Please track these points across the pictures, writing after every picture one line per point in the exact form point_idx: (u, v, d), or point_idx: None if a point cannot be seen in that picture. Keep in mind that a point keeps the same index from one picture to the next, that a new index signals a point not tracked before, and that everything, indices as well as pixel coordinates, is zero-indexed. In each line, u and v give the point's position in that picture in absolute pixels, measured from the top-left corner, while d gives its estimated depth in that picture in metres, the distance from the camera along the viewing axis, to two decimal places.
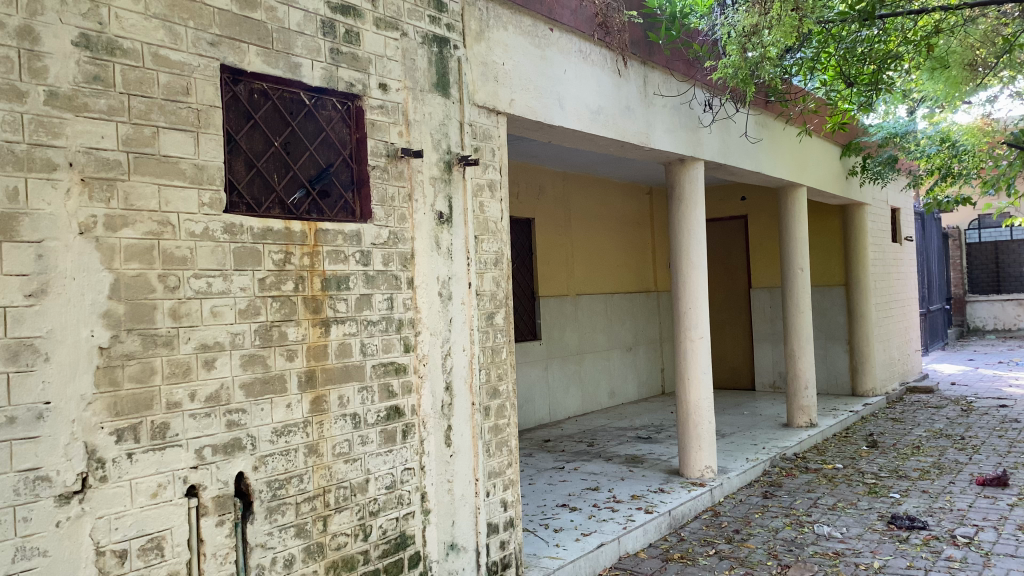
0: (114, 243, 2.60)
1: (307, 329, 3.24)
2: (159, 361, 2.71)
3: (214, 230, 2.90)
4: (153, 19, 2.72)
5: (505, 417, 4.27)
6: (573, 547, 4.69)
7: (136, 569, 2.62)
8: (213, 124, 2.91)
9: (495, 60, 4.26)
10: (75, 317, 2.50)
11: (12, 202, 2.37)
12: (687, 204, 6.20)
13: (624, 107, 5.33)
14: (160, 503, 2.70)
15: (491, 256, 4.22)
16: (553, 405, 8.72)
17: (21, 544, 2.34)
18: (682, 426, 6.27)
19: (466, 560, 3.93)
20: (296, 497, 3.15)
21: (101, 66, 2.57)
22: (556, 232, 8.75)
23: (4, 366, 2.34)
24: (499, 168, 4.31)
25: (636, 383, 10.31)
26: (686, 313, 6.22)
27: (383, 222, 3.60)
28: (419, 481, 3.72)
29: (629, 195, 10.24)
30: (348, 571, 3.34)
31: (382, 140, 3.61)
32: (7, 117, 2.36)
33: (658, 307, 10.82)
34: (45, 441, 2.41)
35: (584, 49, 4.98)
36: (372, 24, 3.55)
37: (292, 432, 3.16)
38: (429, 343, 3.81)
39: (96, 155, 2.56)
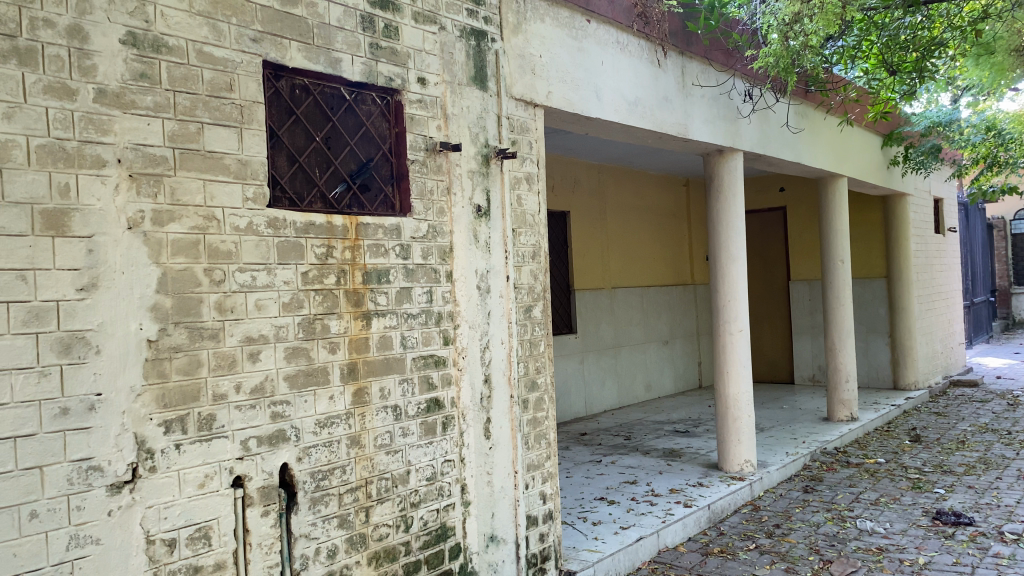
0: (161, 238, 2.64)
1: (349, 322, 3.28)
2: (206, 353, 2.75)
3: (258, 225, 2.94)
4: (197, 16, 2.76)
5: (544, 410, 4.28)
6: (612, 540, 4.68)
7: (184, 558, 2.67)
8: (256, 120, 2.94)
9: (533, 53, 4.25)
10: (125, 310, 2.55)
11: (64, 198, 2.42)
12: (726, 195, 6.13)
13: (662, 98, 5.28)
14: (207, 494, 2.75)
15: (529, 249, 4.22)
16: (589, 398, 8.70)
17: (75, 532, 2.40)
18: (721, 421, 6.22)
19: (506, 551, 3.94)
20: (339, 488, 3.18)
21: (147, 63, 2.61)
22: (591, 225, 8.71)
23: (58, 359, 2.39)
24: (537, 160, 4.30)
25: (672, 377, 10.25)
26: (725, 307, 6.16)
27: (422, 216, 3.62)
28: (458, 473, 3.74)
29: (666, 187, 10.16)
30: (390, 562, 3.37)
31: (420, 134, 3.63)
32: (59, 115, 2.41)
33: (695, 300, 10.73)
34: (96, 432, 2.47)
35: (622, 40, 4.96)
36: (410, 18, 3.57)
37: (335, 423, 3.19)
38: (468, 336, 3.82)
39: (143, 152, 2.60)
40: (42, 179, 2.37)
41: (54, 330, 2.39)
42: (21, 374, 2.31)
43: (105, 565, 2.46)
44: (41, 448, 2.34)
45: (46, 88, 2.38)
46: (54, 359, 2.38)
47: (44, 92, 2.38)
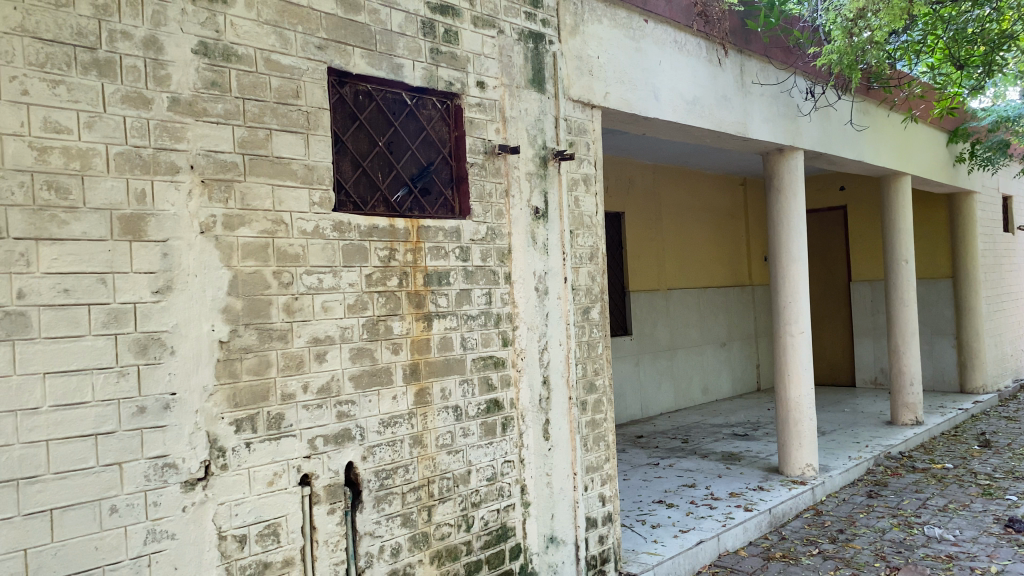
0: (232, 242, 2.72)
1: (411, 324, 3.32)
2: (275, 354, 2.82)
3: (324, 228, 3.00)
4: (264, 25, 2.83)
5: (603, 412, 4.27)
6: (672, 543, 4.64)
7: (254, 553, 2.74)
8: (322, 125, 3.01)
9: (590, 54, 4.25)
10: (198, 312, 2.62)
11: (141, 204, 2.50)
12: (786, 195, 6.04)
13: (721, 97, 5.23)
14: (276, 491, 2.81)
15: (586, 251, 4.22)
16: (645, 400, 8.65)
17: (151, 527, 2.48)
18: (782, 424, 6.13)
19: (566, 553, 3.94)
20: (402, 487, 3.23)
21: (218, 72, 2.69)
22: (647, 227, 8.65)
23: (135, 359, 2.47)
24: (594, 161, 4.30)
25: (730, 380, 10.13)
26: (786, 308, 6.07)
27: (481, 219, 3.65)
28: (518, 474, 3.76)
29: (724, 187, 10.06)
30: (451, 561, 3.40)
31: (480, 137, 3.66)
32: (136, 124, 2.49)
33: (753, 302, 10.58)
34: (171, 430, 2.55)
35: (680, 39, 4.91)
36: (470, 23, 3.61)
37: (398, 423, 3.24)
38: (527, 338, 3.84)
39: (214, 158, 2.68)
40: (120, 185, 2.45)
41: (132, 331, 2.47)
42: (102, 373, 2.40)
43: (180, 559, 2.54)
44: (120, 445, 2.42)
45: (123, 97, 2.46)
46: (132, 359, 2.47)
47: (122, 101, 2.46)
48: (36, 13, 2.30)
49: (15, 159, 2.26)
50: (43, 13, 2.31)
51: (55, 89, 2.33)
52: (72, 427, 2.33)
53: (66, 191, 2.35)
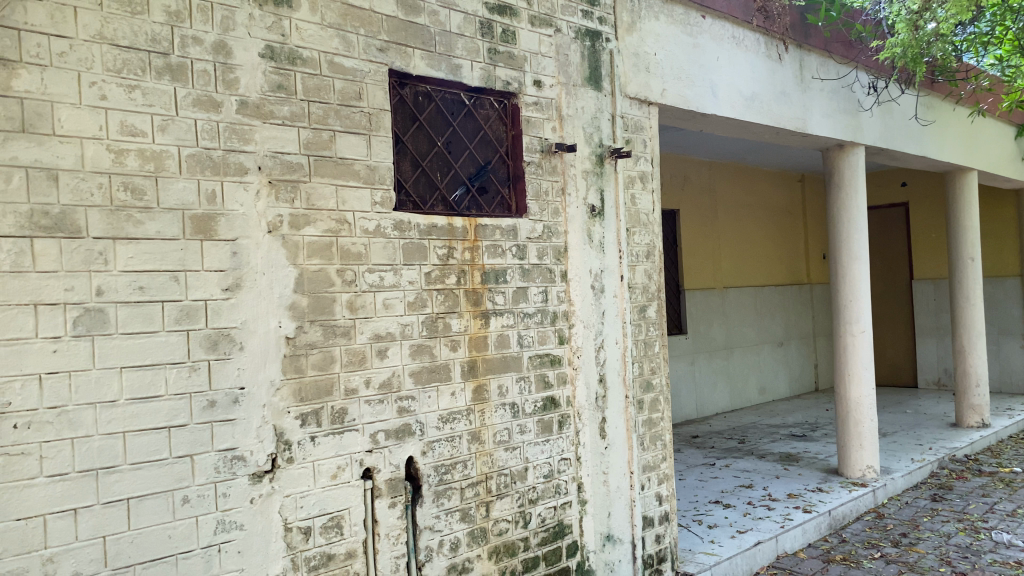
0: (298, 241, 2.79)
1: (469, 321, 3.36)
2: (339, 350, 2.89)
3: (385, 227, 3.06)
4: (328, 29, 2.90)
5: (659, 411, 4.25)
6: (729, 544, 4.59)
7: (319, 545, 2.80)
8: (383, 126, 3.06)
9: (647, 51, 4.24)
10: (265, 309, 2.70)
11: (211, 204, 2.58)
12: (847, 191, 5.93)
13: (780, 93, 5.15)
14: (339, 484, 2.87)
15: (643, 249, 4.21)
16: (700, 400, 8.57)
17: (221, 518, 2.56)
18: (842, 426, 6.02)
19: (623, 551, 3.94)
20: (461, 482, 3.27)
21: (284, 75, 2.76)
22: (703, 224, 8.56)
23: (206, 354, 2.55)
24: (651, 159, 4.29)
25: (787, 380, 9.98)
26: (846, 306, 5.96)
27: (538, 217, 3.67)
28: (575, 472, 3.77)
29: (781, 183, 9.91)
30: (509, 556, 3.44)
31: (537, 136, 3.67)
32: (206, 126, 2.57)
33: (812, 300, 10.41)
34: (240, 423, 2.62)
35: (738, 34, 4.86)
36: (527, 22, 3.63)
37: (456, 419, 3.28)
38: (583, 336, 3.84)
39: (281, 159, 2.75)
40: (191, 186, 2.54)
41: (203, 327, 2.55)
42: (174, 368, 2.48)
43: (249, 549, 2.62)
44: (191, 438, 2.51)
45: (194, 101, 2.54)
46: (203, 354, 2.55)
47: (194, 105, 2.54)
48: (114, 20, 2.38)
49: (95, 162, 2.34)
50: (119, 20, 2.39)
51: (131, 93, 2.41)
52: (146, 420, 2.41)
53: (141, 192, 2.43)
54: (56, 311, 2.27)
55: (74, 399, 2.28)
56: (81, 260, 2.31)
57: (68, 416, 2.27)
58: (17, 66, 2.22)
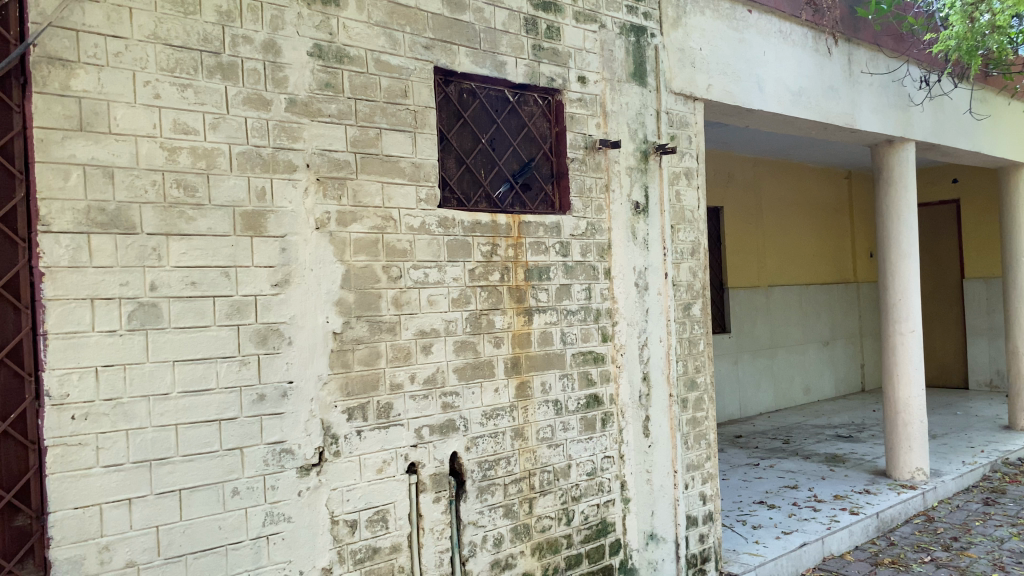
0: (345, 238, 2.81)
1: (512, 318, 3.36)
2: (384, 345, 2.92)
3: (430, 224, 3.08)
4: (375, 27, 2.92)
5: (704, 410, 4.21)
6: (774, 545, 4.54)
7: (364, 538, 2.83)
8: (428, 124, 3.08)
9: (692, 46, 4.20)
10: (313, 304, 2.73)
11: (261, 201, 2.62)
12: (896, 187, 5.81)
13: (828, 88, 5.07)
14: (385, 478, 2.90)
15: (688, 246, 4.17)
16: (744, 399, 8.48)
17: (270, 510, 2.60)
18: (891, 427, 5.91)
19: (666, 550, 3.92)
20: (504, 479, 3.28)
21: (332, 73, 2.79)
22: (747, 222, 8.46)
23: (256, 348, 2.60)
24: (696, 155, 4.25)
25: (833, 380, 9.82)
26: (895, 306, 5.84)
27: (582, 214, 3.65)
28: (618, 470, 3.75)
29: (827, 181, 9.76)
30: (552, 553, 3.44)
31: (581, 132, 3.66)
32: (256, 124, 2.61)
33: (858, 299, 10.23)
34: (289, 417, 2.66)
35: (785, 28, 4.78)
36: (571, 18, 3.63)
37: (500, 415, 3.29)
38: (627, 333, 3.82)
39: (329, 157, 2.78)
40: (241, 183, 2.58)
41: (253, 322, 2.59)
42: (225, 362, 2.52)
43: (297, 541, 2.66)
44: (241, 431, 2.55)
45: (245, 99, 2.58)
46: (253, 348, 2.59)
47: (244, 103, 2.58)
48: (167, 21, 2.43)
49: (148, 159, 2.39)
50: (173, 21, 2.44)
51: (183, 92, 2.46)
52: (198, 413, 2.46)
53: (193, 189, 2.48)
54: (111, 305, 2.31)
55: (128, 391, 2.33)
56: (135, 256, 2.36)
57: (123, 408, 2.32)
58: (75, 67, 2.27)
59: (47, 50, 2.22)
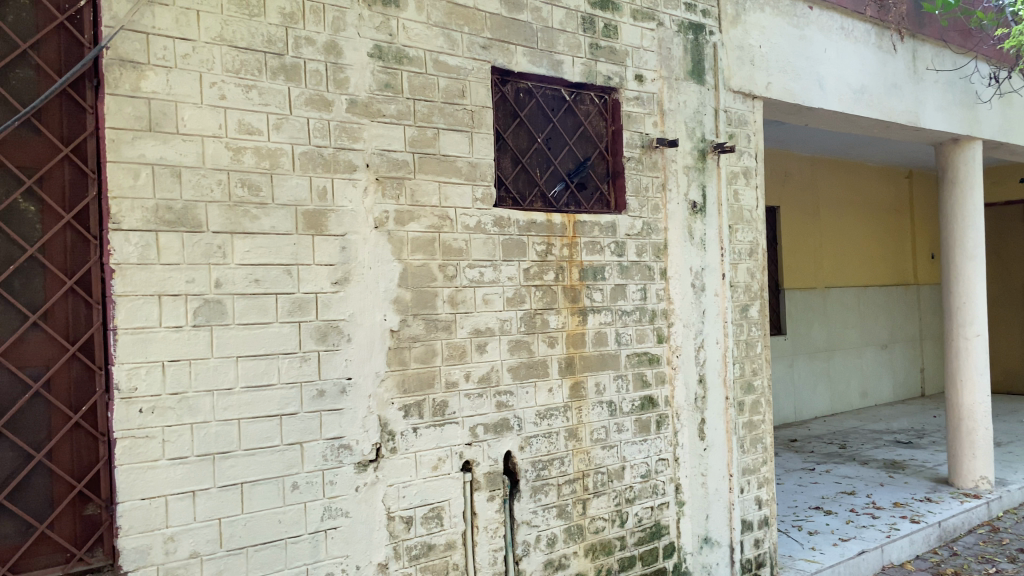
0: (402, 237, 2.84)
1: (567, 318, 3.36)
2: (440, 344, 2.93)
3: (486, 223, 3.09)
4: (434, 27, 2.95)
5: (760, 413, 4.15)
6: (831, 552, 4.45)
7: (420, 535, 2.85)
8: (485, 124, 3.09)
9: (752, 43, 4.14)
10: (372, 302, 2.76)
11: (322, 200, 2.66)
12: (962, 187, 5.64)
13: (891, 85, 4.95)
14: (440, 476, 2.92)
15: (746, 246, 4.11)
16: (799, 403, 8.33)
17: (328, 504, 2.64)
18: (953, 433, 5.75)
19: (720, 555, 3.87)
20: (558, 479, 3.27)
21: (391, 74, 2.82)
22: (804, 221, 8.30)
23: (316, 345, 2.63)
24: (755, 154, 4.19)
25: (892, 384, 9.59)
26: (959, 309, 5.68)
27: (638, 213, 3.62)
28: (673, 473, 3.72)
29: (888, 180, 9.53)
30: (605, 555, 3.42)
31: (637, 131, 3.63)
32: (318, 125, 2.65)
33: (919, 302, 9.97)
34: (347, 413, 2.70)
35: (847, 25, 4.68)
36: (629, 16, 3.60)
37: (554, 415, 3.29)
38: (683, 335, 3.78)
39: (388, 157, 2.81)
40: (304, 182, 2.62)
41: (313, 319, 2.63)
42: (286, 358, 2.57)
43: (353, 536, 2.69)
44: (301, 426, 2.59)
45: (307, 100, 2.62)
46: (313, 345, 2.63)
47: (306, 104, 2.62)
48: (233, 23, 2.48)
49: (214, 159, 2.44)
50: (238, 23, 2.49)
51: (248, 93, 2.51)
52: (260, 408, 2.51)
53: (257, 188, 2.53)
54: (178, 302, 2.37)
55: (193, 385, 2.38)
56: (201, 254, 2.41)
57: (188, 402, 2.37)
58: (145, 69, 2.32)
59: (119, 52, 2.28)
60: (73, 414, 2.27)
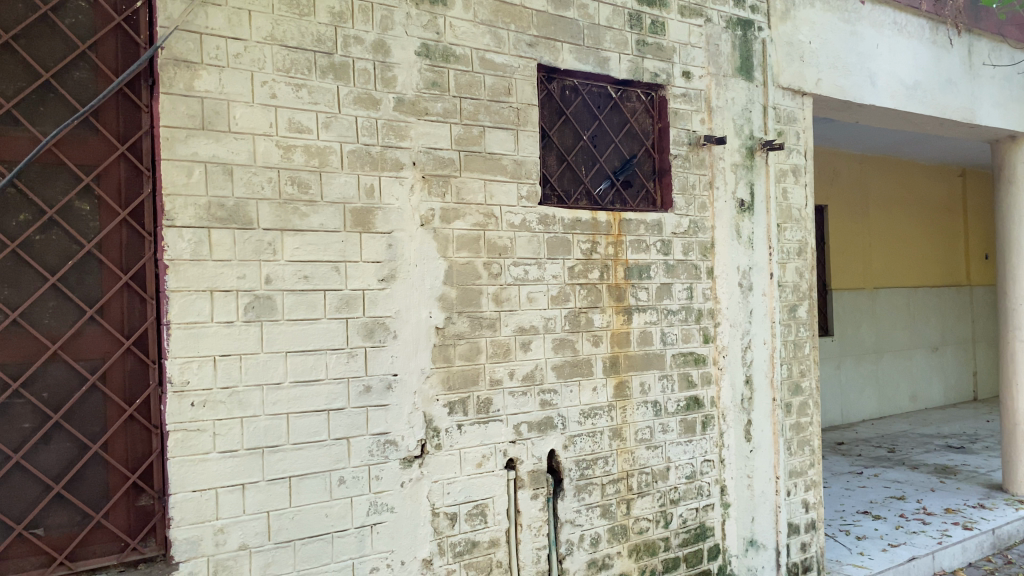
0: (448, 234, 2.85)
1: (611, 317, 3.34)
2: (484, 341, 2.94)
3: (531, 221, 3.08)
4: (480, 25, 2.95)
5: (808, 416, 4.08)
6: (880, 557, 4.36)
7: (464, 531, 2.87)
8: (531, 122, 3.09)
9: (801, 39, 4.07)
10: (418, 299, 2.78)
11: (370, 198, 2.68)
12: (1018, 186, 5.49)
13: (945, 81, 4.83)
14: (484, 473, 2.92)
15: (794, 245, 4.05)
16: (847, 405, 8.18)
17: (374, 500, 2.66)
18: (1007, 439, 5.59)
19: (766, 558, 3.82)
20: (602, 478, 3.26)
21: (438, 72, 2.83)
22: (853, 221, 8.15)
23: (363, 341, 2.66)
24: (804, 152, 4.12)
25: (943, 388, 9.38)
26: (1014, 311, 5.52)
27: (684, 211, 3.59)
28: (718, 474, 3.68)
29: (940, 178, 9.31)
30: (649, 556, 3.39)
31: (684, 128, 3.60)
32: (366, 123, 2.67)
33: (972, 303, 9.73)
34: (393, 409, 2.71)
35: (901, 20, 4.57)
36: (676, 13, 3.57)
37: (598, 414, 3.27)
38: (730, 335, 3.73)
39: (434, 155, 2.82)
40: (352, 180, 2.64)
41: (360, 315, 2.66)
42: (334, 354, 2.60)
43: (399, 531, 2.71)
44: (348, 422, 2.62)
45: (355, 99, 2.65)
46: (360, 341, 2.65)
47: (355, 103, 2.64)
48: (284, 22, 2.51)
49: (265, 157, 2.47)
50: (289, 22, 2.52)
51: (298, 92, 2.54)
52: (308, 403, 2.54)
53: (307, 185, 2.55)
54: (229, 298, 2.40)
55: (244, 379, 2.42)
56: (252, 250, 2.45)
57: (239, 396, 2.41)
58: (198, 68, 2.36)
59: (174, 52, 2.33)
60: (127, 407, 2.32)
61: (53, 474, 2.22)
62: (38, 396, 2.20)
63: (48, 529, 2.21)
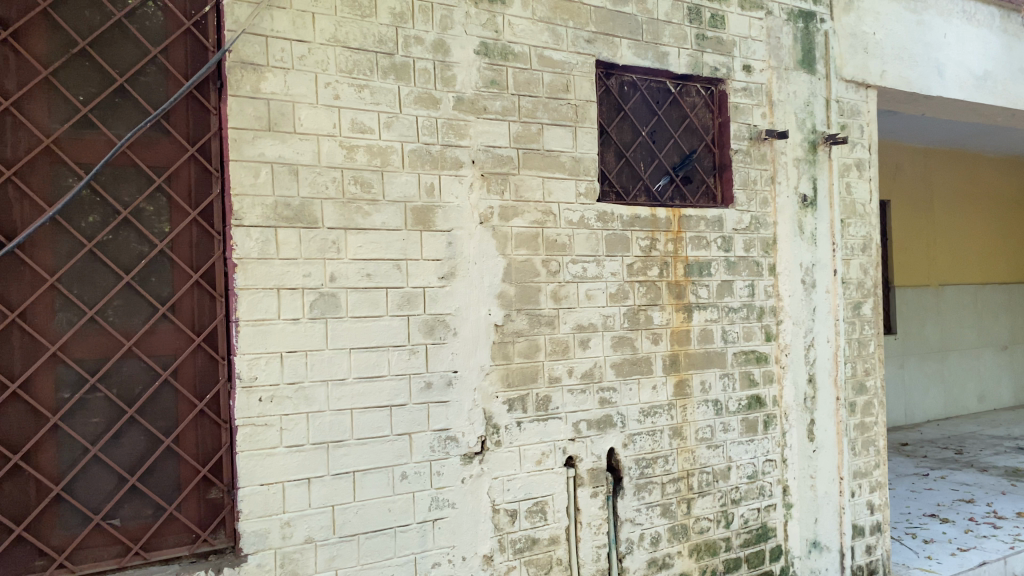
0: (507, 232, 2.86)
1: (671, 314, 3.31)
2: (543, 339, 2.94)
3: (589, 218, 3.07)
4: (539, 22, 2.95)
5: (873, 415, 3.99)
6: (949, 561, 4.24)
7: (524, 528, 2.87)
8: (589, 118, 3.08)
9: (865, 30, 3.98)
10: (477, 296, 2.79)
11: (430, 196, 2.70)
12: None
13: (1016, 71, 4.67)
14: (543, 470, 2.93)
15: (858, 241, 3.96)
16: (911, 405, 7.97)
17: (435, 495, 2.68)
18: None
19: (830, 560, 3.74)
20: (662, 477, 3.24)
21: (497, 70, 2.84)
22: (916, 216, 7.94)
23: (424, 338, 2.68)
24: (868, 145, 4.03)
25: (1012, 388, 9.07)
26: None
27: (745, 207, 3.54)
28: (781, 474, 3.62)
29: (1008, 172, 9.01)
30: (710, 556, 3.36)
31: (745, 123, 3.54)
32: (426, 122, 2.69)
33: None
34: (453, 405, 2.73)
35: (969, 8, 4.43)
36: (737, 6, 3.52)
37: (658, 413, 3.25)
38: (793, 333, 3.67)
39: (493, 153, 2.83)
40: (412, 179, 2.67)
41: (421, 313, 2.68)
42: (396, 351, 2.63)
43: (460, 527, 2.73)
44: (409, 418, 2.64)
45: (416, 98, 2.67)
46: (421, 338, 2.68)
47: (415, 102, 2.67)
48: (346, 24, 2.54)
49: (329, 157, 2.51)
50: (351, 24, 2.55)
51: (360, 92, 2.57)
52: (371, 398, 2.57)
53: (369, 185, 2.59)
54: (295, 295, 2.45)
55: (309, 376, 2.46)
56: (317, 249, 2.49)
57: (304, 392, 2.46)
58: (264, 70, 2.41)
59: (240, 55, 2.38)
60: (198, 402, 2.38)
61: (128, 466, 2.29)
62: (111, 391, 2.27)
63: (124, 520, 2.28)
